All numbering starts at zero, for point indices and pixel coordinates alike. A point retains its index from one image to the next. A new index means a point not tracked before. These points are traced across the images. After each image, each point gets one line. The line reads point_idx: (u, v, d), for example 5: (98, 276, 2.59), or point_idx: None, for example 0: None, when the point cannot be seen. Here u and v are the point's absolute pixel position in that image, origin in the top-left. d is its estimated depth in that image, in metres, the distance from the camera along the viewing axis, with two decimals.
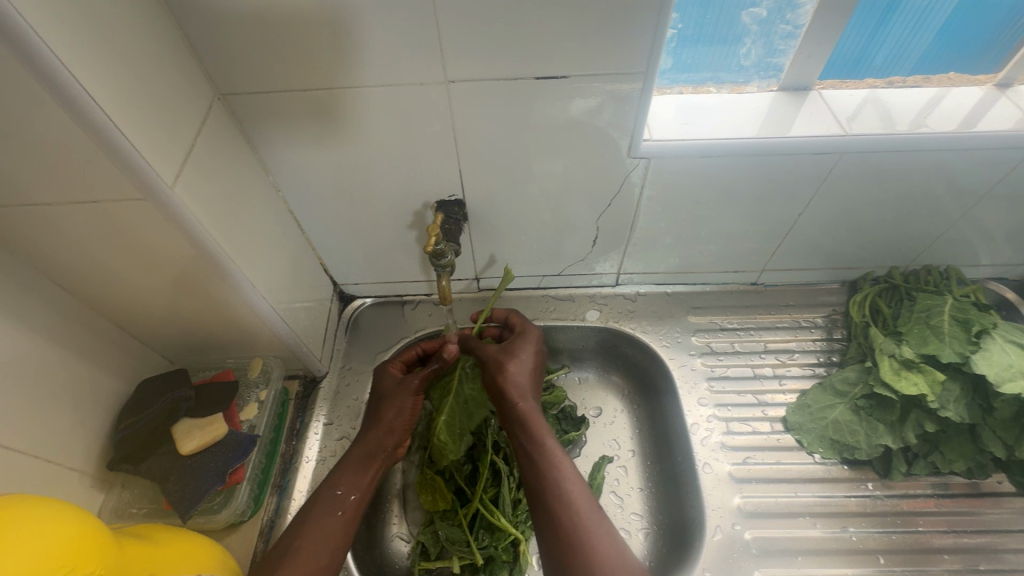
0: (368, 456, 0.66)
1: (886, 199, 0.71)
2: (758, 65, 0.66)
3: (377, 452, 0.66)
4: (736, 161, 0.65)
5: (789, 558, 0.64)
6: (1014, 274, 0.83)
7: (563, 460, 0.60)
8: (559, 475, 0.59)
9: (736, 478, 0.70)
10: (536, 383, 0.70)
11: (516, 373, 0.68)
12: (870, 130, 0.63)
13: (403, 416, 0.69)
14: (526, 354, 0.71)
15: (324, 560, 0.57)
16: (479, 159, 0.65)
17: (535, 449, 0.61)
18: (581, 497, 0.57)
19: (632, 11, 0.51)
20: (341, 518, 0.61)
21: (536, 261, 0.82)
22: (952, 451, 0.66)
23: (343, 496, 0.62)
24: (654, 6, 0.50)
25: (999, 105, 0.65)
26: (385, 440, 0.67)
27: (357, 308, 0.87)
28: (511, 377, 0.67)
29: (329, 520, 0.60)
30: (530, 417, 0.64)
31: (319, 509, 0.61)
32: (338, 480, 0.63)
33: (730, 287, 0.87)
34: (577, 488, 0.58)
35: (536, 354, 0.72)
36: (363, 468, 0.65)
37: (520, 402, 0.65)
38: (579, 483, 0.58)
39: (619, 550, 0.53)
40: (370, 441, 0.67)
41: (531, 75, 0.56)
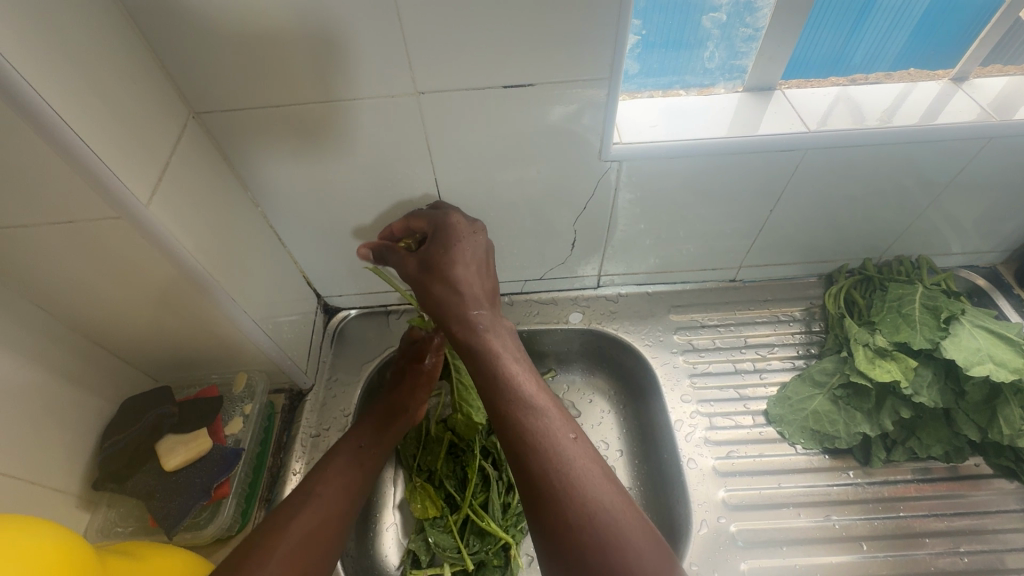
0: (387, 417, 0.74)
1: (855, 193, 0.73)
2: (722, 67, 0.68)
3: (396, 412, 0.75)
4: (707, 160, 0.67)
5: (774, 549, 0.65)
6: (984, 262, 0.86)
7: (514, 361, 0.59)
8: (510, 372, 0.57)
9: (720, 472, 0.71)
10: (487, 295, 0.64)
11: (462, 266, 0.63)
12: (835, 127, 0.65)
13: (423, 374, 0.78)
14: (473, 246, 0.65)
15: (343, 509, 0.64)
16: (454, 168, 0.66)
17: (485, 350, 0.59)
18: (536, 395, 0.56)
19: (593, 19, 0.52)
20: (360, 469, 0.68)
21: (517, 267, 0.83)
22: (928, 436, 0.67)
23: (364, 450, 0.69)
24: (614, 13, 0.52)
25: (957, 98, 0.67)
26: (405, 400, 0.76)
27: (343, 319, 0.88)
28: (462, 271, 0.63)
29: (349, 471, 0.67)
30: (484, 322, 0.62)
31: (340, 459, 0.67)
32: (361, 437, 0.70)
33: (709, 285, 0.88)
34: (531, 385, 0.57)
35: (485, 255, 0.66)
36: (383, 428, 0.72)
37: (473, 304, 0.62)
38: (530, 380, 0.57)
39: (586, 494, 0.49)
40: (391, 400, 0.75)
41: (499, 84, 0.57)
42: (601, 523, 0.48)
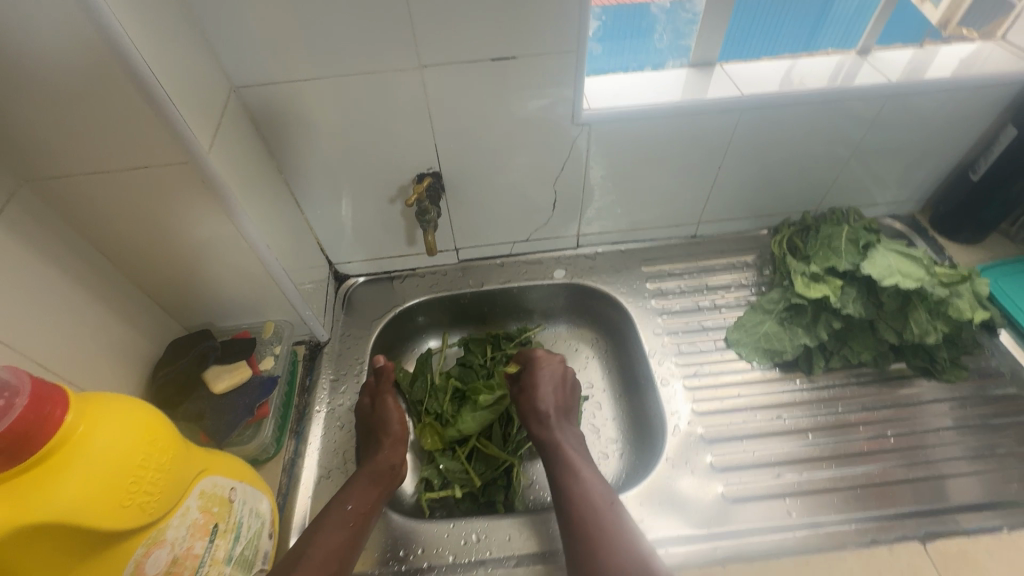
0: (375, 474, 0.71)
1: (787, 151, 0.87)
2: (671, 47, 0.82)
3: (383, 471, 0.72)
4: (663, 122, 0.80)
5: (736, 442, 0.76)
6: (905, 212, 1.02)
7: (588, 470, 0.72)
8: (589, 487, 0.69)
9: (689, 389, 0.82)
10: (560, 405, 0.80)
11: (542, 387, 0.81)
12: (763, 92, 0.79)
13: (392, 432, 0.76)
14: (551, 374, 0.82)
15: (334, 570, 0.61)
16: (452, 137, 0.77)
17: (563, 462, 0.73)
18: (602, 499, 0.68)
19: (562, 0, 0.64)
20: (348, 532, 0.64)
21: (507, 229, 0.94)
22: (858, 345, 0.80)
23: (353, 510, 0.66)
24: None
25: (863, 67, 0.82)
26: (390, 458, 0.74)
27: (351, 285, 0.98)
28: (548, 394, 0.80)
29: (338, 533, 0.64)
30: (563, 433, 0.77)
31: (330, 520, 0.65)
32: (343, 502, 0.67)
33: (674, 241, 1.01)
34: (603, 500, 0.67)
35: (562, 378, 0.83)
36: (370, 486, 0.70)
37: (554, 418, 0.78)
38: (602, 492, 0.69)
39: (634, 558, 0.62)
40: (377, 460, 0.73)
41: (488, 57, 0.68)
42: None
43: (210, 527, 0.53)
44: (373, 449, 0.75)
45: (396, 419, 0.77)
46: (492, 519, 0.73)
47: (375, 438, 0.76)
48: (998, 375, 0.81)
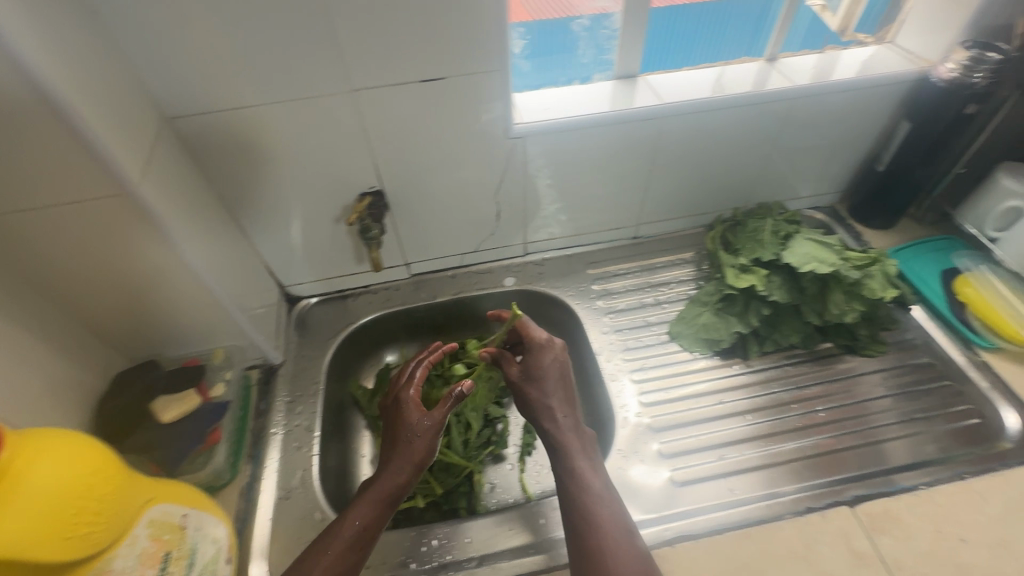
0: (386, 496, 0.67)
1: (711, 153, 0.94)
2: (595, 61, 0.87)
3: (392, 493, 0.67)
4: (593, 132, 0.84)
5: (681, 429, 0.80)
6: (825, 203, 1.10)
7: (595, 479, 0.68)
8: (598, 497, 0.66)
9: (636, 383, 0.86)
10: (569, 403, 0.74)
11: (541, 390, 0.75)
12: (684, 100, 0.84)
13: (415, 446, 0.70)
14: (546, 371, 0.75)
15: None
16: (391, 155, 0.80)
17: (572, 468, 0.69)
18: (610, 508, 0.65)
19: (483, 23, 0.67)
20: (354, 555, 0.63)
21: (455, 242, 0.97)
22: (786, 328, 0.86)
23: (359, 532, 0.64)
24: (499, 16, 0.67)
25: (770, 72, 0.89)
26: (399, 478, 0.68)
27: (304, 307, 0.99)
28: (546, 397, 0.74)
29: (344, 557, 0.62)
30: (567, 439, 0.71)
31: (337, 543, 0.63)
32: (359, 510, 0.65)
33: (616, 243, 1.06)
34: (609, 512, 0.64)
35: (563, 374, 0.76)
36: (380, 506, 0.66)
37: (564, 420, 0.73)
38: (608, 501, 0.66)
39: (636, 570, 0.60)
40: (382, 480, 0.68)
41: (418, 79, 0.71)
42: None
43: (162, 553, 0.54)
44: (387, 462, 0.70)
45: (423, 435, 0.70)
46: (454, 524, 0.76)
47: (393, 448, 0.70)
48: (912, 347, 0.88)
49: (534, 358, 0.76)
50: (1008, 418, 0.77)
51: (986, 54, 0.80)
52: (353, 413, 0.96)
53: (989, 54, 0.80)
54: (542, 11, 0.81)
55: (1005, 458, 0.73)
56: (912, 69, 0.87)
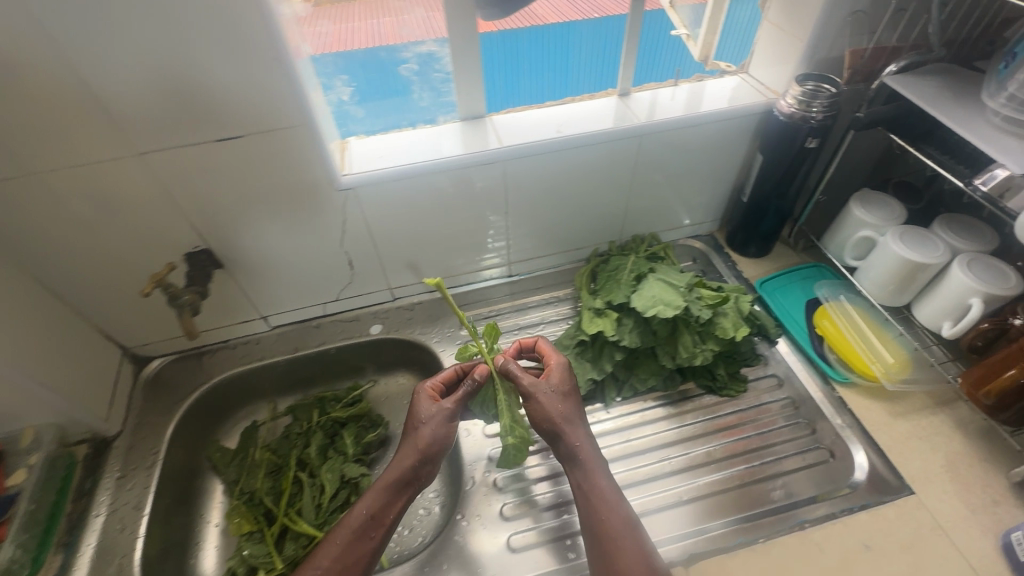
0: (403, 482, 0.67)
1: (570, 191, 0.91)
2: (436, 104, 0.84)
3: (408, 480, 0.68)
4: (432, 177, 0.81)
5: (528, 487, 0.76)
6: (704, 232, 1.09)
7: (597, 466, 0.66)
8: (593, 483, 0.65)
9: (489, 435, 0.82)
10: (564, 396, 0.69)
11: (541, 390, 0.69)
12: (524, 142, 0.82)
13: (419, 436, 0.69)
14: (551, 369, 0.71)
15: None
16: (209, 214, 0.75)
17: (574, 456, 0.66)
18: (607, 489, 0.64)
19: (269, 79, 0.64)
20: (372, 540, 0.65)
21: (312, 292, 0.93)
22: (643, 371, 0.83)
23: (370, 518, 0.66)
24: (287, 71, 0.64)
25: (618, 108, 0.88)
26: (421, 467, 0.68)
27: (155, 367, 0.94)
28: (544, 400, 0.68)
29: (356, 545, 0.64)
30: (567, 428, 0.67)
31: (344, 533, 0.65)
32: (351, 522, 0.66)
33: (491, 283, 1.03)
34: (613, 501, 0.63)
35: (563, 370, 0.72)
36: (395, 493, 0.67)
37: (558, 413, 0.68)
38: (609, 484, 0.65)
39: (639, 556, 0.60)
40: (397, 467, 0.68)
41: (212, 138, 0.67)
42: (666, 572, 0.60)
43: None
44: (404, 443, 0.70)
45: (433, 427, 0.69)
46: None
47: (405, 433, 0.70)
48: (774, 383, 0.86)
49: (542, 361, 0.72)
50: (858, 459, 0.75)
51: (822, 87, 0.79)
52: (210, 477, 0.91)
53: (825, 87, 0.79)
54: (359, 40, 0.76)
55: (848, 503, 0.71)
56: (760, 100, 0.87)
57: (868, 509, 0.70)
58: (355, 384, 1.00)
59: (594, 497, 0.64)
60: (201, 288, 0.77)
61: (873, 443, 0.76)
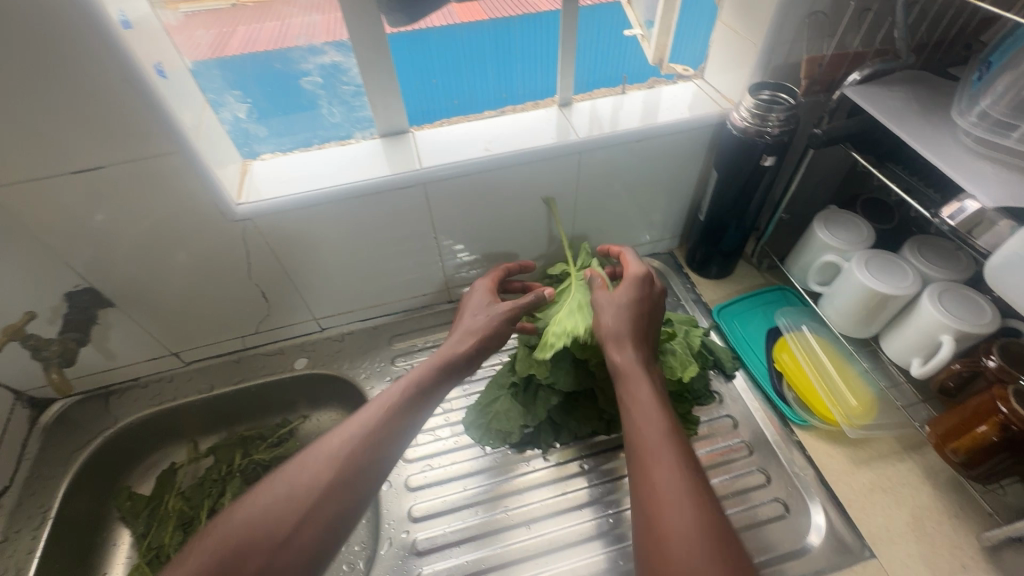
0: (352, 440, 0.56)
1: (508, 212, 0.83)
2: (349, 120, 0.76)
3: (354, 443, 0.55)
4: (344, 204, 0.72)
5: (450, 550, 0.69)
6: (663, 249, 1.01)
7: (654, 415, 0.54)
8: (642, 434, 0.52)
9: (412, 487, 0.74)
10: (627, 336, 0.61)
11: (602, 319, 0.63)
12: (447, 161, 0.73)
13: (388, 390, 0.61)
14: (608, 304, 0.65)
15: (259, 532, 0.49)
16: (84, 251, 0.67)
17: (630, 411, 0.55)
18: (667, 448, 0.50)
19: (125, 101, 0.55)
20: (305, 492, 0.52)
21: (225, 326, 0.84)
22: (582, 416, 0.75)
23: (315, 466, 0.53)
24: (145, 92, 0.55)
25: (557, 120, 0.79)
26: (378, 430, 0.57)
27: (56, 412, 0.85)
28: (605, 327, 0.62)
29: (288, 493, 0.52)
30: (627, 369, 0.58)
31: (283, 477, 0.53)
32: (287, 472, 0.53)
33: (429, 309, 0.95)
34: (659, 451, 0.50)
35: (629, 311, 0.63)
36: (345, 450, 0.55)
37: (616, 354, 0.60)
38: (670, 438, 0.51)
39: (679, 517, 0.45)
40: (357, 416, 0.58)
41: (68, 170, 0.58)
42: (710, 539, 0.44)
43: None
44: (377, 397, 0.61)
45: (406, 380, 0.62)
46: None
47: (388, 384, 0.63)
48: (729, 425, 0.78)
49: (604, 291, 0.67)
50: (815, 517, 0.68)
51: (779, 96, 0.71)
52: (117, 529, 0.84)
53: (782, 97, 0.71)
54: (262, 40, 0.68)
55: (800, 570, 0.64)
56: (713, 110, 0.78)
57: None
58: (284, 421, 0.93)
59: (638, 447, 0.51)
60: (80, 334, 0.72)
61: (833, 498, 0.69)
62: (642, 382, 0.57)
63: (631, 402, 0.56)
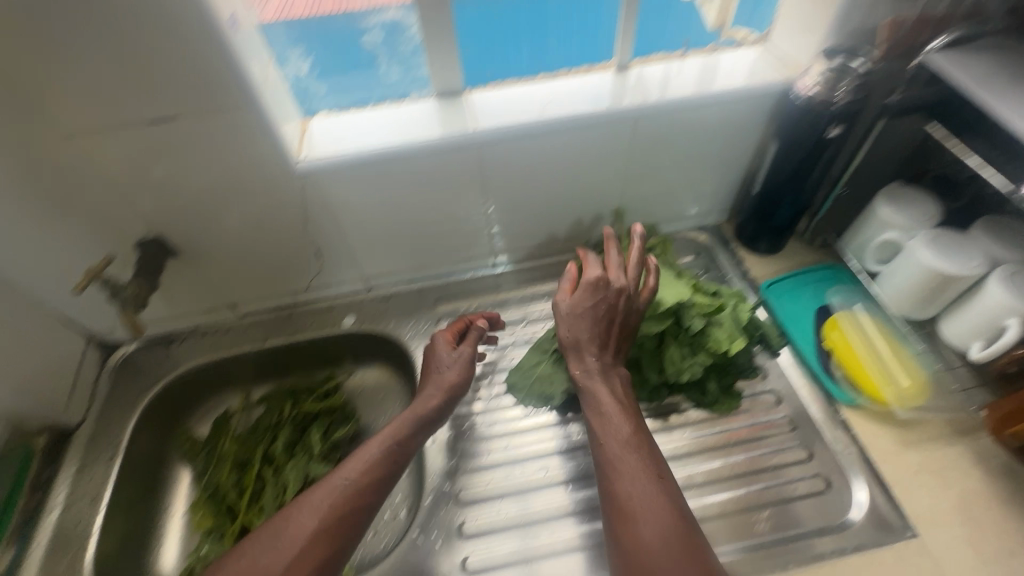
0: (389, 446, 0.66)
1: (560, 179, 0.82)
2: (407, 79, 0.76)
3: (393, 454, 0.66)
4: (399, 164, 0.73)
5: (491, 503, 0.72)
6: (711, 222, 0.99)
7: (614, 424, 0.61)
8: (606, 447, 0.60)
9: (455, 442, 0.77)
10: (595, 345, 0.66)
11: (572, 329, 0.67)
12: (503, 124, 0.73)
13: (424, 400, 0.71)
14: (583, 309, 0.68)
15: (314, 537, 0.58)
16: (155, 201, 0.70)
17: (597, 422, 0.63)
18: (625, 456, 0.58)
19: (202, 54, 0.56)
20: (349, 496, 0.61)
21: (280, 280, 0.88)
22: None
23: (352, 480, 0.63)
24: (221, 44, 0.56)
25: (613, 85, 0.77)
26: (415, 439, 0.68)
27: (122, 354, 0.89)
28: (570, 339, 0.67)
29: (335, 499, 0.61)
30: (590, 391, 0.65)
31: (322, 490, 0.61)
32: (308, 498, 0.60)
33: (474, 274, 0.96)
34: (621, 460, 0.58)
35: (602, 319, 0.67)
36: (376, 459, 0.65)
37: (580, 368, 0.66)
38: (626, 445, 0.59)
39: (647, 520, 0.53)
40: (387, 427, 0.68)
41: (146, 120, 0.61)
42: (672, 538, 0.52)
43: None
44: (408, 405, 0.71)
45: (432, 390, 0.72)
46: None
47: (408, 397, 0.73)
48: (772, 400, 0.78)
49: (581, 288, 0.69)
50: (857, 494, 0.68)
51: (849, 64, 0.69)
52: (177, 465, 0.88)
53: (856, 63, 0.69)
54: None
55: (839, 543, 0.65)
56: (778, 77, 0.75)
57: (860, 551, 0.64)
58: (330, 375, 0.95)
59: (609, 460, 0.59)
60: (150, 280, 0.75)
61: (876, 477, 0.69)
62: (602, 389, 0.64)
63: (598, 416, 0.63)
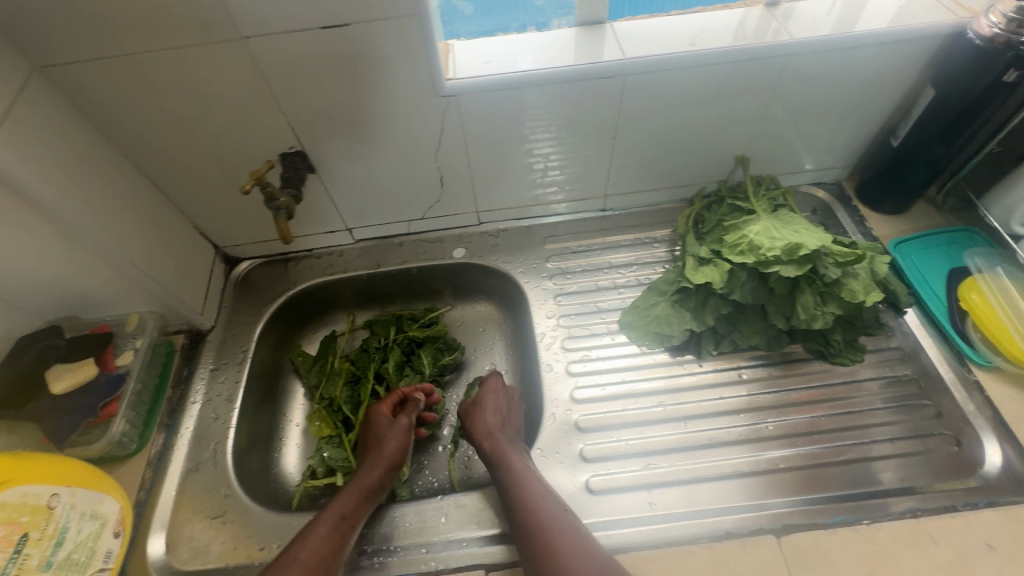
0: (369, 494, 0.69)
1: (693, 120, 0.80)
2: (552, 4, 0.75)
3: (348, 520, 0.65)
4: (541, 91, 0.73)
5: (611, 432, 0.73)
6: (830, 179, 0.95)
7: (533, 478, 0.65)
8: (532, 492, 0.63)
9: (572, 372, 0.79)
10: (503, 427, 0.73)
11: (482, 413, 0.75)
12: (652, 53, 0.71)
13: (384, 455, 0.73)
14: (493, 402, 0.76)
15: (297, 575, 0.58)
16: (306, 113, 0.71)
17: (503, 475, 0.67)
18: (550, 506, 0.62)
19: None
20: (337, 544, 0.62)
21: (399, 207, 0.89)
22: (748, 328, 0.76)
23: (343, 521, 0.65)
24: None
25: (767, 19, 0.74)
26: (354, 507, 0.67)
27: (244, 269, 0.94)
28: (480, 423, 0.74)
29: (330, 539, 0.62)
30: (495, 456, 0.69)
31: (321, 528, 0.63)
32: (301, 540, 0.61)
33: (582, 216, 0.96)
34: (553, 509, 0.62)
35: (506, 412, 0.75)
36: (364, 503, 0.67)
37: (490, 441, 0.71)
38: (550, 498, 0.63)
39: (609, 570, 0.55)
40: (360, 476, 0.70)
41: (317, 25, 0.62)
42: None
43: (16, 538, 0.52)
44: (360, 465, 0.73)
45: (394, 439, 0.75)
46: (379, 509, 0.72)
47: (365, 451, 0.76)
48: (896, 357, 0.77)
49: (488, 394, 0.77)
50: (988, 452, 0.67)
51: None
52: (291, 379, 0.93)
53: None
54: None
55: (970, 497, 0.64)
56: (947, 19, 0.71)
57: (995, 507, 0.63)
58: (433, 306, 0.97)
59: (530, 508, 0.62)
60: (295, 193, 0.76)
61: (1010, 438, 0.67)
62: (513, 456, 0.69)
63: (501, 477, 0.67)
